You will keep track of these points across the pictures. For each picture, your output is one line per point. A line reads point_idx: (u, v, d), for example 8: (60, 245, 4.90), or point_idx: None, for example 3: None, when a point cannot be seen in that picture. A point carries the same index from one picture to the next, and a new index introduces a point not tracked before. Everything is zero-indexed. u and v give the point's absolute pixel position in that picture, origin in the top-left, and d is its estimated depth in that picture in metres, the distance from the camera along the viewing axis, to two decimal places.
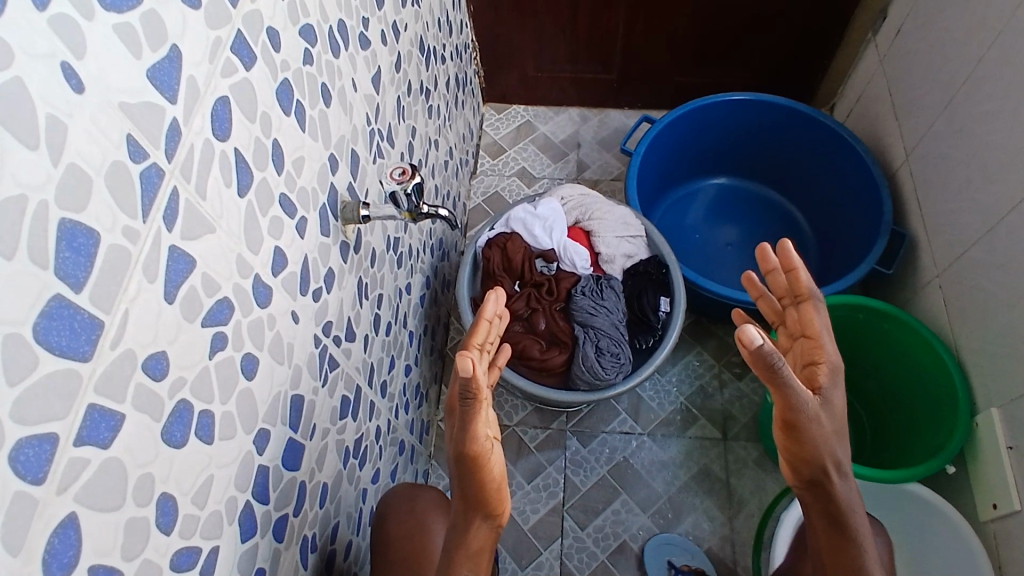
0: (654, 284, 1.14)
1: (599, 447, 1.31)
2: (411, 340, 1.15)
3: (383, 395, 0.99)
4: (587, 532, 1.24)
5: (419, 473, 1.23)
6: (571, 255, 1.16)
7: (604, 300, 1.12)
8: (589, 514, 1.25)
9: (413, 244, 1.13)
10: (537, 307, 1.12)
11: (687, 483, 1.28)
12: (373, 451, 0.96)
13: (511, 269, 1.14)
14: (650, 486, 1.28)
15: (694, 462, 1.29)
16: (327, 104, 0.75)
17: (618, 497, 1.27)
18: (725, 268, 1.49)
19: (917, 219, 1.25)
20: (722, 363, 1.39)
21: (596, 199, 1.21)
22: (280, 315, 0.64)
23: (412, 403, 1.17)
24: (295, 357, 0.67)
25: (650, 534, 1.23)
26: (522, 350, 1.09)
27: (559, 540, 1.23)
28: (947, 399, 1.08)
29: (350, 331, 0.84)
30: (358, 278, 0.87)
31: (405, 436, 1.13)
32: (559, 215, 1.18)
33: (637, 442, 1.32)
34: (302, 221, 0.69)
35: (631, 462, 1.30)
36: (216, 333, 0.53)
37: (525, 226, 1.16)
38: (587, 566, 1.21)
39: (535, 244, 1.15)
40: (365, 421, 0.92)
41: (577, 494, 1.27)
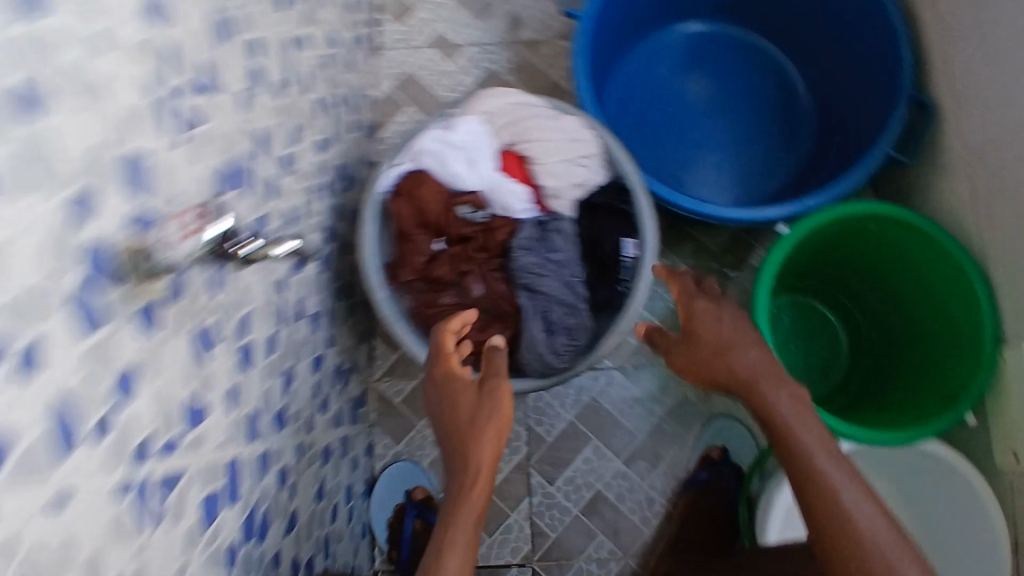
0: (619, 224, 0.89)
1: (563, 391, 1.14)
2: (318, 325, 0.92)
3: (279, 426, 0.77)
4: (557, 486, 1.12)
5: (358, 458, 1.08)
6: (506, 195, 0.88)
7: (554, 252, 0.87)
8: (557, 466, 1.12)
9: (292, 209, 0.83)
10: (468, 270, 0.88)
11: (665, 420, 1.13)
12: (278, 501, 0.76)
13: (429, 224, 0.87)
14: (623, 430, 1.13)
15: (671, 394, 1.14)
16: (33, 107, 0.37)
17: (588, 444, 1.13)
18: (696, 155, 1.19)
19: (943, 85, 0.97)
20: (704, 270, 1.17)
21: (533, 107, 0.90)
22: (20, 536, 0.37)
23: (333, 394, 0.98)
24: (206, 452, 0.59)
25: (626, 479, 1.11)
26: (455, 331, 0.87)
27: (527, 499, 1.11)
28: (969, 321, 0.90)
29: (196, 415, 0.57)
30: (193, 330, 0.57)
31: (329, 438, 0.94)
32: (484, 139, 0.88)
33: (605, 378, 1.15)
34: (35, 355, 0.38)
35: (601, 402, 1.14)
36: (62, 490, 0.41)
37: (440, 161, 0.86)
38: (560, 524, 1.10)
39: (456, 184, 0.87)
40: (254, 486, 0.70)
41: (542, 446, 1.13)
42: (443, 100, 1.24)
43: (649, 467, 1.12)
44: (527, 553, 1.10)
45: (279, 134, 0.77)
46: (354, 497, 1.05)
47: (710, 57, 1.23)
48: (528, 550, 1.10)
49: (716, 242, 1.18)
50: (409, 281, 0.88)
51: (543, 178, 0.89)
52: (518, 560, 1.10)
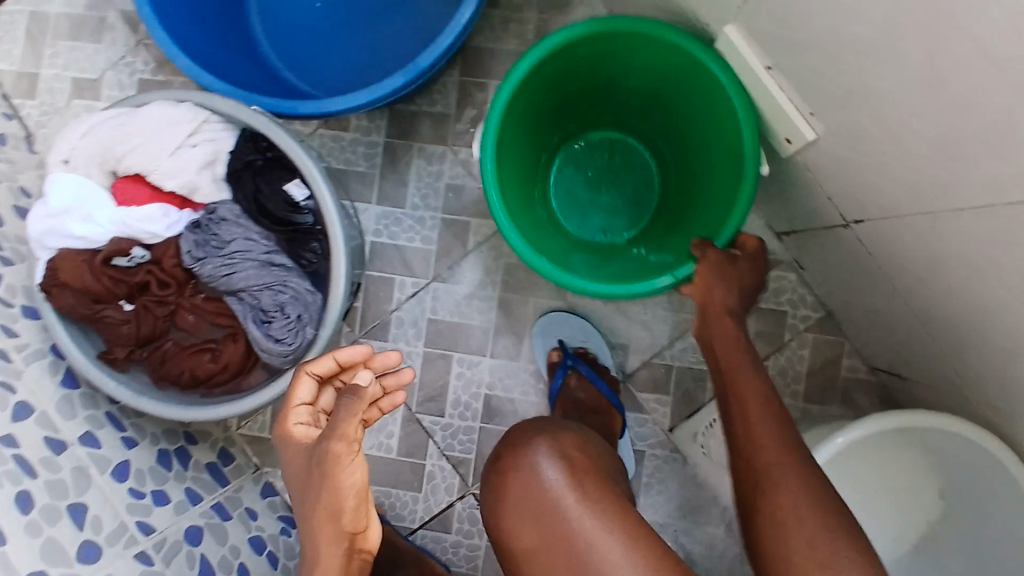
0: (264, 174, 0.85)
1: (399, 330, 1.16)
2: (98, 437, 0.94)
3: (92, 556, 0.82)
4: (449, 413, 1.17)
5: (256, 505, 1.12)
6: (139, 226, 0.82)
7: (227, 246, 0.83)
8: (439, 398, 1.17)
9: None
10: (172, 310, 0.86)
11: (505, 296, 1.15)
12: None
13: (99, 296, 0.83)
14: (474, 328, 1.16)
15: (496, 268, 1.15)
16: None
17: (453, 360, 1.16)
18: (397, 20, 1.07)
19: None
20: (464, 156, 1.16)
21: (107, 124, 0.82)
22: None
23: (168, 480, 1.00)
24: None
25: (503, 371, 1.16)
26: (189, 374, 0.85)
27: (432, 441, 1.17)
28: (723, 106, 0.87)
29: None
30: None
31: (193, 521, 0.98)
32: (87, 189, 0.82)
33: (431, 293, 1.16)
34: None
35: (438, 317, 1.16)
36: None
37: (61, 236, 0.82)
38: (472, 443, 1.17)
39: (91, 244, 0.83)
40: None
41: (415, 388, 1.17)
42: None
43: (522, 340, 1.16)
44: (461, 484, 1.17)
45: None
46: (272, 541, 1.10)
47: None
48: (461, 482, 1.17)
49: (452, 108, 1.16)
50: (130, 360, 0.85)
51: (166, 185, 0.82)
52: (456, 493, 1.17)
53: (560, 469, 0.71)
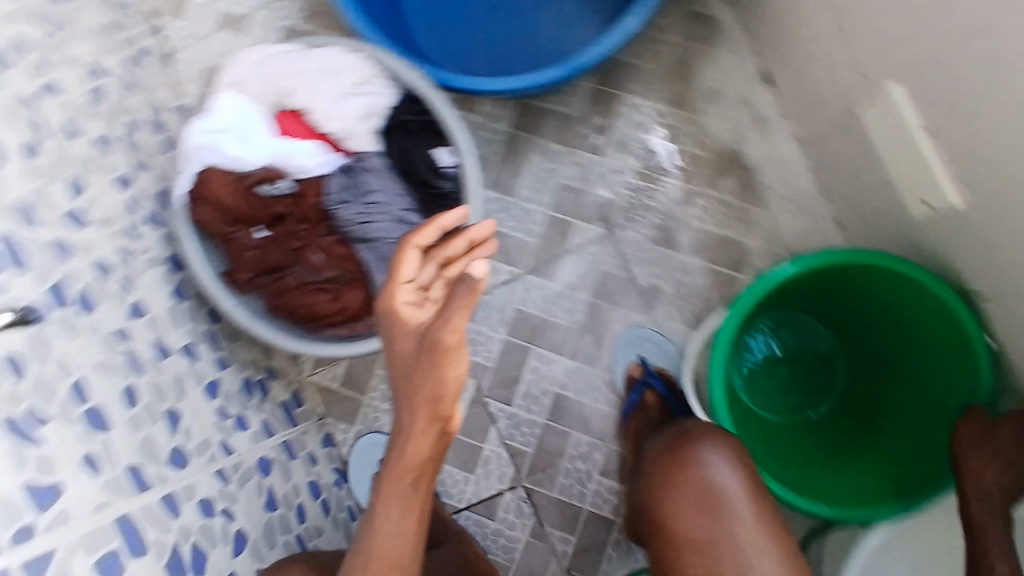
0: (418, 136, 0.88)
1: (485, 313, 1.19)
2: (197, 352, 0.97)
3: (180, 463, 0.85)
4: (516, 404, 1.19)
5: (316, 452, 1.15)
6: (295, 157, 0.87)
7: (369, 195, 0.87)
8: (509, 387, 1.19)
9: (103, 258, 0.87)
10: (301, 245, 0.88)
11: (594, 301, 1.17)
12: (217, 530, 0.85)
13: (236, 216, 0.86)
14: (558, 326, 1.18)
15: (591, 273, 1.17)
16: None
17: (530, 353, 1.18)
18: (537, 42, 1.21)
19: None
20: (582, 159, 1.18)
21: (282, 60, 0.88)
22: None
23: (248, 408, 1.02)
24: (78, 514, 0.68)
25: (577, 373, 1.18)
26: (306, 310, 0.87)
27: (494, 427, 1.19)
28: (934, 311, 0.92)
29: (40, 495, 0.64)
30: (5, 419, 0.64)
31: (263, 451, 1.01)
32: (248, 115, 0.86)
33: (523, 284, 1.18)
34: None
35: (524, 309, 1.18)
36: (16, 530, 0.60)
37: (214, 155, 0.84)
38: (532, 437, 1.18)
39: (241, 167, 0.85)
40: (167, 530, 0.78)
41: (488, 372, 1.19)
42: None
43: (602, 348, 1.17)
44: (513, 474, 1.19)
45: (55, 193, 0.85)
46: (325, 490, 1.12)
47: None
48: (513, 472, 1.18)
49: (580, 111, 1.18)
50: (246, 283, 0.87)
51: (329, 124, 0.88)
52: (507, 482, 1.19)
53: (731, 469, 0.80)
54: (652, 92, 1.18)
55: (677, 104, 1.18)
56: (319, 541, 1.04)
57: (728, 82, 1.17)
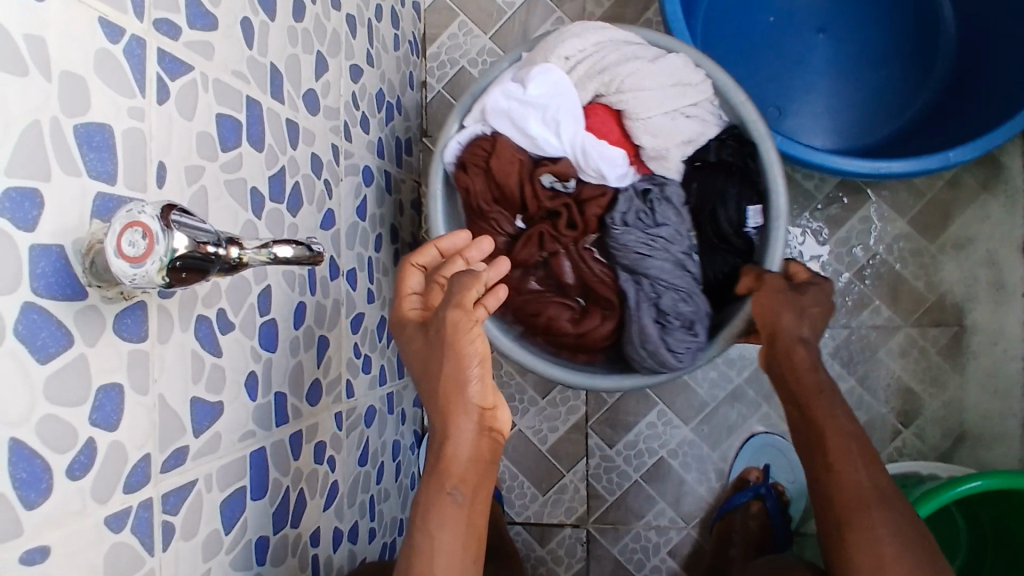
0: (734, 186, 0.89)
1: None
2: (358, 280, 0.89)
3: (314, 399, 0.77)
4: (616, 449, 1.11)
5: (407, 411, 1.08)
6: (597, 153, 0.89)
7: (657, 229, 0.89)
8: (619, 430, 1.11)
9: (319, 153, 0.79)
10: (558, 248, 0.93)
11: (743, 388, 1.09)
12: (319, 480, 0.78)
13: (511, 200, 0.92)
14: (694, 394, 1.10)
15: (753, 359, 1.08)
16: (111, 151, 0.47)
17: (654, 408, 1.11)
18: (805, 97, 1.12)
19: None
20: (799, 240, 1.07)
21: (620, 48, 0.89)
22: (75, 519, 0.44)
23: (376, 350, 0.95)
24: (227, 441, 0.61)
25: (692, 448, 1.10)
26: (546, 320, 0.93)
27: (585, 461, 1.12)
28: None
29: (200, 415, 0.57)
30: (198, 321, 0.57)
31: (372, 400, 0.94)
32: (562, 92, 0.87)
33: None
34: (109, 387, 0.47)
35: None
36: (171, 452, 0.54)
37: (513, 121, 0.89)
38: (618, 488, 1.11)
39: (541, 148, 0.90)
40: (285, 472, 0.71)
41: (603, 406, 1.12)
42: (498, 8, 1.12)
43: (728, 435, 1.09)
44: (583, 514, 1.12)
45: (304, 67, 0.75)
46: (403, 453, 1.06)
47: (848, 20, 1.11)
48: (584, 512, 1.12)
49: (820, 191, 1.06)
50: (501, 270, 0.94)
51: (639, 135, 0.90)
52: (573, 519, 1.12)
53: None
54: (905, 205, 1.06)
55: (925, 234, 1.06)
56: (382, 507, 0.98)
57: (991, 236, 1.04)
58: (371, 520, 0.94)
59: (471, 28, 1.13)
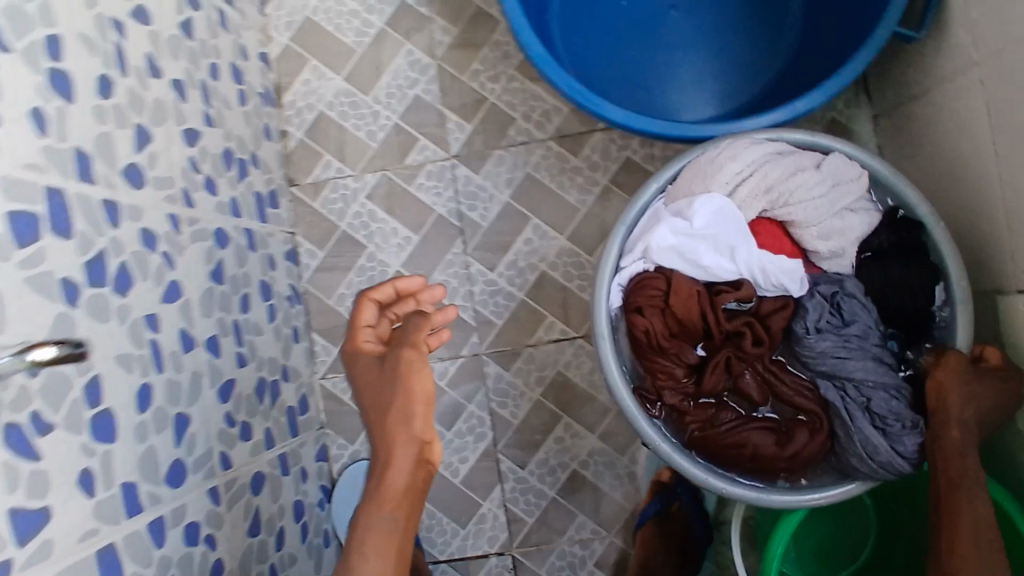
0: (924, 267, 0.76)
1: (525, 366, 1.10)
2: (220, 346, 0.87)
3: (175, 479, 0.75)
4: (529, 470, 1.11)
5: (307, 465, 1.06)
6: (778, 275, 0.77)
7: (847, 327, 0.76)
8: (528, 450, 1.11)
9: (152, 225, 0.76)
10: (742, 369, 0.79)
11: None
12: (193, 562, 0.75)
13: (686, 328, 0.78)
14: (597, 403, 1.10)
15: None
16: None
17: (560, 423, 1.10)
18: (672, 48, 1.05)
19: (934, 74, 0.90)
20: None
21: (778, 160, 0.78)
22: None
23: (255, 413, 0.93)
24: (62, 547, 0.58)
25: (603, 457, 1.10)
26: (751, 453, 0.77)
27: (499, 487, 1.11)
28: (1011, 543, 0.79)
29: (24, 525, 0.55)
30: (8, 432, 0.54)
31: (257, 466, 0.92)
32: (732, 217, 0.76)
33: (574, 349, 1.10)
34: None
35: (567, 376, 1.10)
36: None
37: (684, 259, 0.77)
38: (536, 508, 1.10)
39: (716, 277, 0.78)
40: (146, 563, 0.68)
41: (510, 429, 1.11)
42: (348, 47, 1.12)
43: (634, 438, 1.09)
44: (504, 540, 1.11)
45: (122, 143, 0.73)
46: (307, 509, 1.04)
47: None
48: (505, 538, 1.10)
49: None
50: (692, 404, 0.79)
51: (813, 243, 0.80)
52: (495, 547, 1.11)
53: None
54: None
55: None
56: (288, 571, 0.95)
57: None
58: None
59: (323, 70, 1.12)
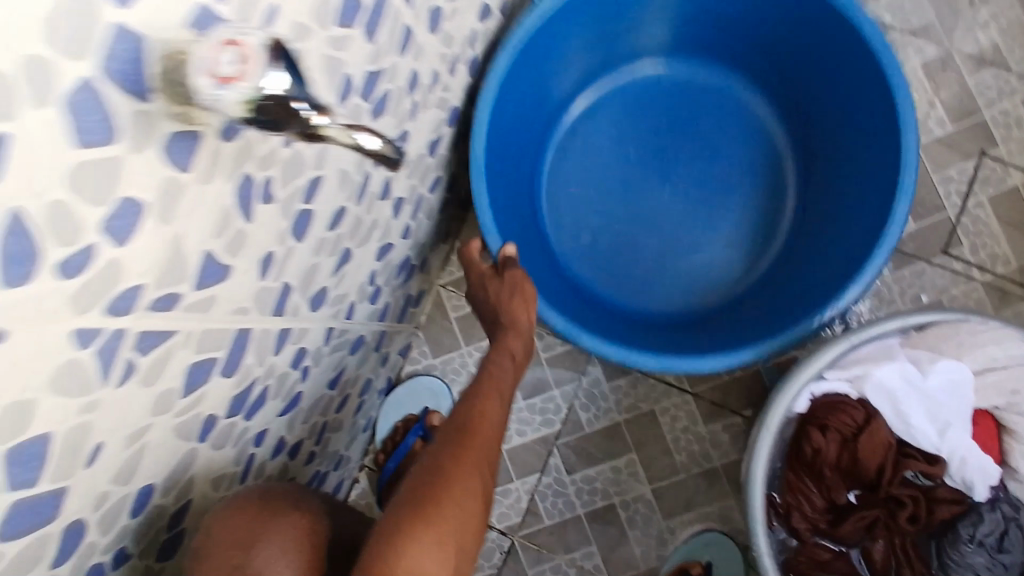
0: None
1: (626, 387, 1.08)
2: (401, 210, 0.87)
3: (314, 306, 0.75)
4: (572, 478, 1.09)
5: (391, 353, 1.06)
6: (972, 471, 0.74)
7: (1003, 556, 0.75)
8: (583, 460, 1.08)
9: (422, 71, 0.76)
10: (881, 536, 0.78)
11: (718, 472, 1.05)
12: (283, 384, 0.75)
13: (855, 470, 0.77)
14: (669, 461, 1.06)
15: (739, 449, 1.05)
16: None
17: (625, 455, 1.07)
18: (694, 213, 1.20)
19: None
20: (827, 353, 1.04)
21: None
22: (42, 321, 0.40)
23: (388, 285, 0.93)
24: (221, 307, 0.57)
25: (646, 509, 1.06)
26: None
27: (537, 475, 1.09)
28: None
29: (209, 271, 0.53)
30: (240, 183, 0.52)
31: (365, 331, 0.91)
32: (962, 394, 0.74)
33: (679, 398, 1.07)
34: (130, 209, 0.43)
35: (657, 420, 1.07)
36: (164, 296, 0.50)
37: (894, 404, 0.75)
38: (558, 514, 1.08)
39: (911, 439, 0.76)
40: (259, 364, 0.67)
41: (577, 432, 1.09)
42: None
43: (685, 510, 1.06)
44: (514, 524, 1.09)
45: None
46: (371, 391, 1.04)
47: (689, 133, 1.22)
48: (516, 523, 1.09)
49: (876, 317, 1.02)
50: (812, 541, 0.79)
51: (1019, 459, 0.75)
52: (503, 524, 1.09)
53: None
54: None
55: None
56: (330, 437, 0.95)
57: None
58: (315, 444, 0.92)
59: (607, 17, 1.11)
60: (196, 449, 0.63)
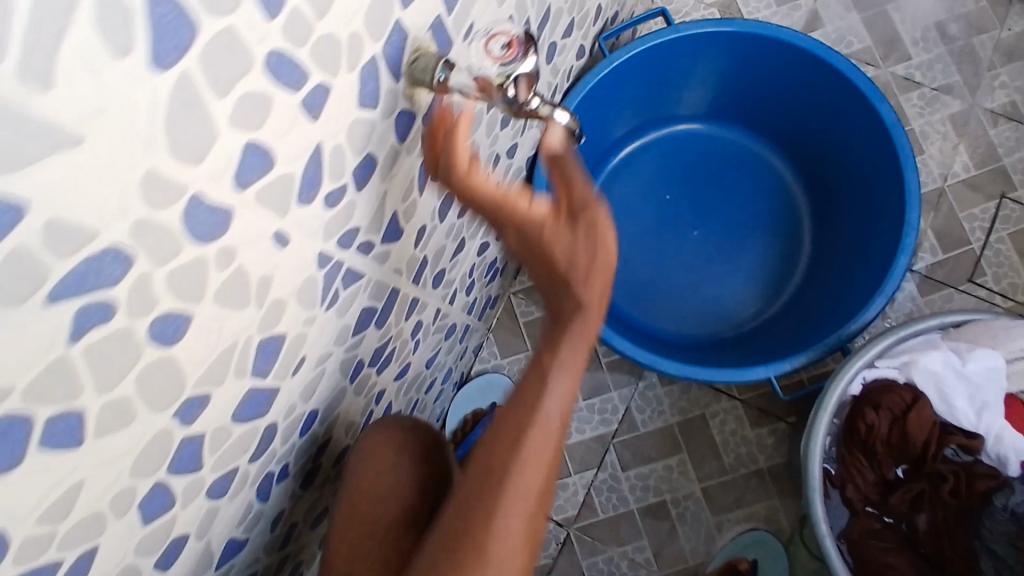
0: None
1: (678, 391, 1.19)
2: None
3: (434, 284, 0.87)
4: (626, 475, 1.18)
5: (468, 349, 1.18)
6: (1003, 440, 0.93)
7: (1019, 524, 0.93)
8: (637, 458, 1.18)
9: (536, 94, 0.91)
10: (923, 507, 0.95)
11: (762, 473, 1.15)
12: (403, 350, 0.86)
13: (905, 444, 0.95)
14: (717, 461, 1.16)
15: (782, 452, 1.15)
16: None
17: (676, 455, 1.17)
18: (721, 249, 1.19)
19: None
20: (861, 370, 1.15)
21: None
22: (309, 235, 0.52)
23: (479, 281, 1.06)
24: (390, 262, 0.70)
25: (695, 505, 1.15)
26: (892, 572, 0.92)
27: (594, 471, 1.18)
28: None
29: (392, 227, 0.66)
30: None
31: (458, 320, 1.03)
32: (996, 378, 0.93)
33: (727, 404, 1.18)
34: (370, 161, 0.56)
35: (707, 422, 1.18)
36: (366, 240, 0.62)
37: (937, 386, 0.94)
38: (612, 509, 1.17)
39: (950, 416, 0.95)
40: (397, 323, 0.79)
41: (633, 432, 1.19)
42: None
43: (732, 507, 1.14)
44: (570, 516, 1.17)
45: (562, 25, 0.88)
46: (449, 381, 1.15)
47: (719, 172, 1.23)
48: (572, 515, 1.17)
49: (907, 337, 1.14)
50: (865, 510, 0.95)
51: None
52: (560, 517, 1.17)
53: None
54: None
55: None
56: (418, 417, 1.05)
57: None
58: None
59: None
60: (346, 388, 0.74)
